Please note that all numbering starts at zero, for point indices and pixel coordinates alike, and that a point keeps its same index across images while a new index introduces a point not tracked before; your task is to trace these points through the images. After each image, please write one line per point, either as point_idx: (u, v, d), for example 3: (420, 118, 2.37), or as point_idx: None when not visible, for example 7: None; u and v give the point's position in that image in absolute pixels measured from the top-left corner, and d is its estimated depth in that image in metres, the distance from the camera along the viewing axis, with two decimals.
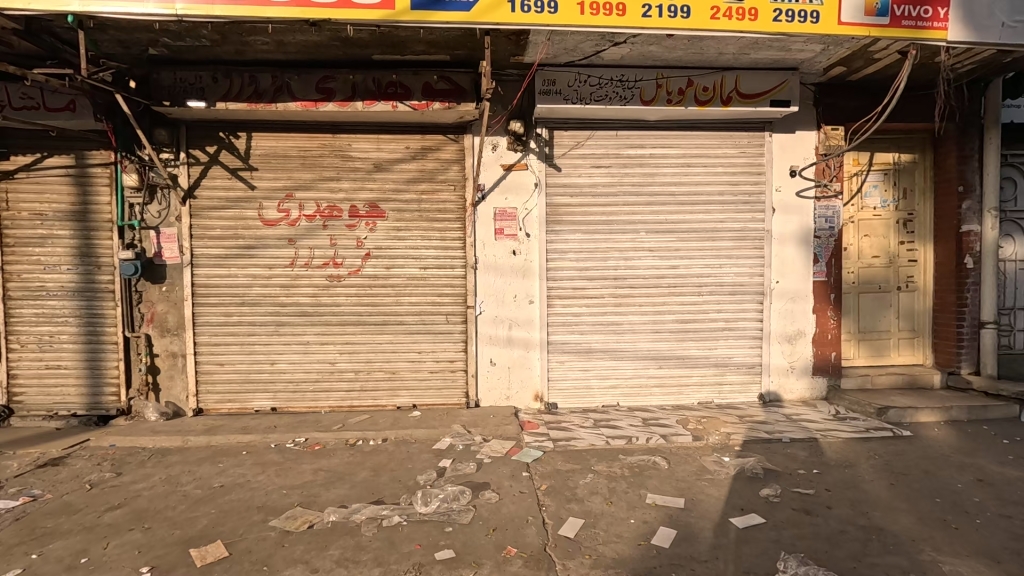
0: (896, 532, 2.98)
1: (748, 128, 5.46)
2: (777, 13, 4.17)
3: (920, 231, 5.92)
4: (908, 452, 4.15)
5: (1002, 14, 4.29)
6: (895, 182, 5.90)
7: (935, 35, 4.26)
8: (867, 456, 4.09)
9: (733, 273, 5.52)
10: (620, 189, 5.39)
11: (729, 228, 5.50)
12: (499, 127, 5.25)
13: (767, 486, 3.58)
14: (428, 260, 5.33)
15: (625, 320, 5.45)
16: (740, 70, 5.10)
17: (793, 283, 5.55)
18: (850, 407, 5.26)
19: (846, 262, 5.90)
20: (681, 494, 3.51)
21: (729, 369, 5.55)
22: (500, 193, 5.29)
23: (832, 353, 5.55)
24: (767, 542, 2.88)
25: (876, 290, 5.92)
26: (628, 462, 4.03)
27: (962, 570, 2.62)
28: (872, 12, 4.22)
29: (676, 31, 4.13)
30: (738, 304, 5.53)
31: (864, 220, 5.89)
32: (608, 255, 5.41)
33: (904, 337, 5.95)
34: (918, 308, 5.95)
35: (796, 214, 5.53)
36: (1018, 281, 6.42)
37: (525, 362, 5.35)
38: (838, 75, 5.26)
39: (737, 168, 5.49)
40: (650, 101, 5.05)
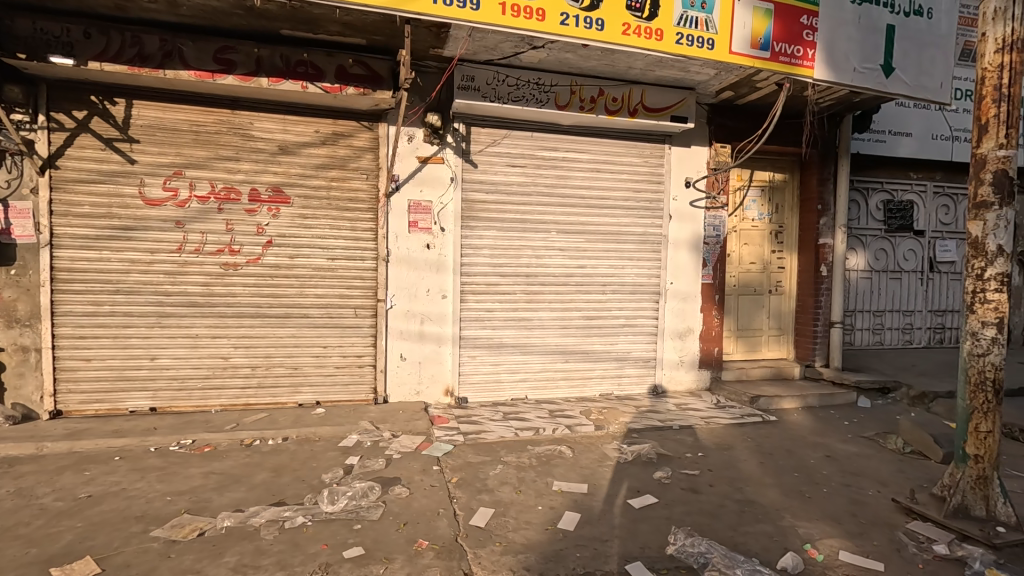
0: (764, 503, 3.41)
1: (650, 140, 5.90)
2: (679, 36, 4.55)
3: (788, 242, 6.77)
4: (774, 435, 4.76)
5: (854, 60, 5.06)
6: (770, 197, 6.69)
7: (804, 72, 4.90)
8: (742, 439, 4.63)
9: (634, 273, 5.93)
10: (534, 189, 5.56)
11: (631, 232, 5.90)
12: (415, 118, 5.17)
13: (659, 470, 3.91)
14: (337, 250, 5.10)
15: (535, 316, 5.63)
16: (646, 85, 5.49)
17: (685, 284, 6.09)
18: (729, 396, 5.90)
19: (729, 267, 6.58)
20: (585, 479, 3.73)
21: (628, 362, 5.97)
22: (415, 185, 5.21)
23: (715, 348, 6.17)
24: (660, 519, 3.16)
25: (752, 293, 6.68)
26: (536, 452, 4.19)
27: (814, 531, 3.06)
28: (756, 46, 4.75)
29: (591, 42, 4.34)
30: (638, 303, 5.96)
31: (744, 230, 6.61)
32: (521, 253, 5.55)
33: (773, 335, 6.78)
34: (785, 309, 6.81)
35: (689, 222, 6.07)
36: (859, 287, 7.60)
37: (436, 357, 5.33)
38: (727, 98, 5.85)
39: (640, 177, 5.90)
40: (564, 107, 5.24)
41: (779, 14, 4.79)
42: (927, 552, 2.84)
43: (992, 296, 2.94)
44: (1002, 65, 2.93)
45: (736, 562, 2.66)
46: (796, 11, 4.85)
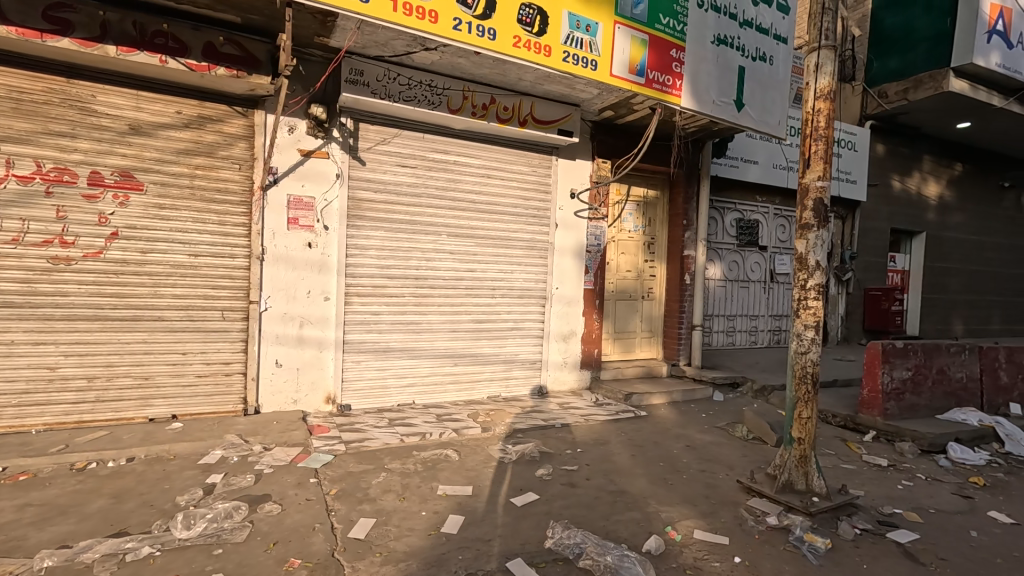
0: (633, 493, 3.69)
1: (538, 151, 6.15)
2: (565, 54, 4.81)
3: (659, 252, 7.45)
4: (644, 429, 5.20)
5: (713, 94, 5.73)
6: (644, 212, 7.31)
7: (673, 100, 5.45)
8: (616, 434, 4.99)
9: (522, 278, 6.13)
10: (425, 191, 5.49)
11: (519, 238, 6.09)
12: (297, 108, 4.85)
13: (541, 467, 4.07)
14: (201, 246, 4.59)
15: (423, 319, 5.55)
16: (535, 98, 5.71)
17: (569, 289, 6.42)
18: (606, 394, 6.32)
19: (608, 274, 7.06)
20: (470, 482, 3.76)
21: (516, 364, 6.13)
22: (295, 179, 4.88)
23: (595, 350, 6.57)
24: (540, 515, 3.29)
25: (628, 298, 7.24)
26: (422, 458, 4.14)
27: (674, 514, 3.39)
28: (633, 72, 5.18)
29: (483, 50, 4.41)
30: (525, 307, 6.16)
31: (622, 240, 7.14)
32: (410, 255, 5.45)
33: (645, 337, 7.40)
34: (655, 313, 7.48)
35: (573, 231, 6.41)
36: (716, 294, 8.60)
37: (317, 362, 5.03)
38: (608, 117, 6.31)
39: (529, 186, 6.12)
40: (457, 111, 5.27)
41: (653, 45, 5.27)
42: (762, 524, 3.28)
43: (813, 304, 3.49)
44: (821, 110, 3.49)
45: (607, 549, 2.82)
46: (668, 44, 5.37)
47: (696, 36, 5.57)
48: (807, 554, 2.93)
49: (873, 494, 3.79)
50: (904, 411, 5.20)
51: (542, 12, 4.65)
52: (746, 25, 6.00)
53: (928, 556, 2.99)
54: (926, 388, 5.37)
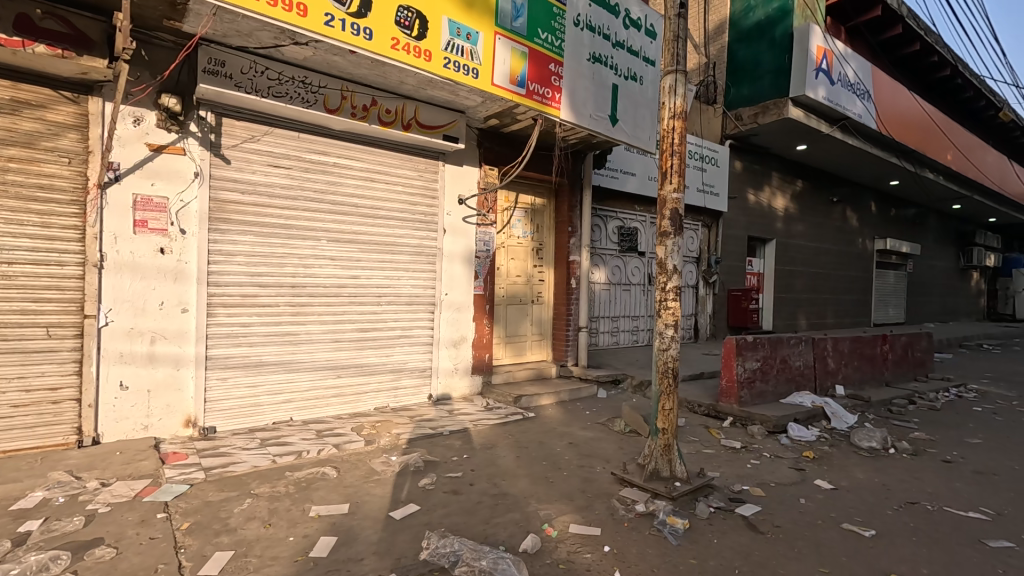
0: (515, 494, 3.76)
1: (424, 156, 6.08)
2: (446, 61, 4.82)
3: (547, 258, 7.72)
4: (531, 429, 5.34)
5: (589, 108, 6.09)
6: (532, 218, 7.54)
7: (552, 112, 5.70)
8: (504, 437, 5.06)
9: (410, 285, 6.01)
10: (301, 193, 5.17)
11: (406, 244, 5.97)
12: (144, 98, 4.32)
13: (425, 477, 3.99)
14: (17, 253, 3.91)
15: (302, 330, 5.21)
16: (419, 102, 5.65)
17: (458, 295, 6.40)
18: (497, 398, 6.40)
19: (499, 280, 7.16)
20: (347, 499, 3.58)
21: (404, 373, 5.98)
22: (143, 177, 4.33)
23: (486, 354, 6.63)
24: (419, 526, 3.22)
25: (518, 302, 7.40)
26: (295, 478, 3.86)
27: (551, 511, 3.50)
28: (514, 82, 5.33)
29: (359, 49, 4.27)
30: (413, 314, 6.04)
31: (511, 246, 7.29)
32: (285, 261, 5.09)
33: (536, 339, 7.62)
34: (545, 317, 7.73)
35: (461, 236, 6.42)
36: (601, 297, 9.12)
37: (173, 382, 4.49)
38: (493, 125, 6.43)
39: (415, 191, 6.03)
40: (335, 111, 5.05)
41: (533, 57, 5.48)
42: (631, 512, 3.50)
43: (672, 305, 3.81)
44: (675, 128, 3.84)
45: (483, 553, 2.82)
46: (546, 58, 5.60)
47: (573, 52, 5.88)
48: (668, 536, 3.18)
49: (727, 474, 4.22)
50: (755, 397, 5.88)
51: (421, 16, 4.60)
52: (618, 46, 6.46)
53: (767, 525, 3.38)
54: (772, 376, 6.11)
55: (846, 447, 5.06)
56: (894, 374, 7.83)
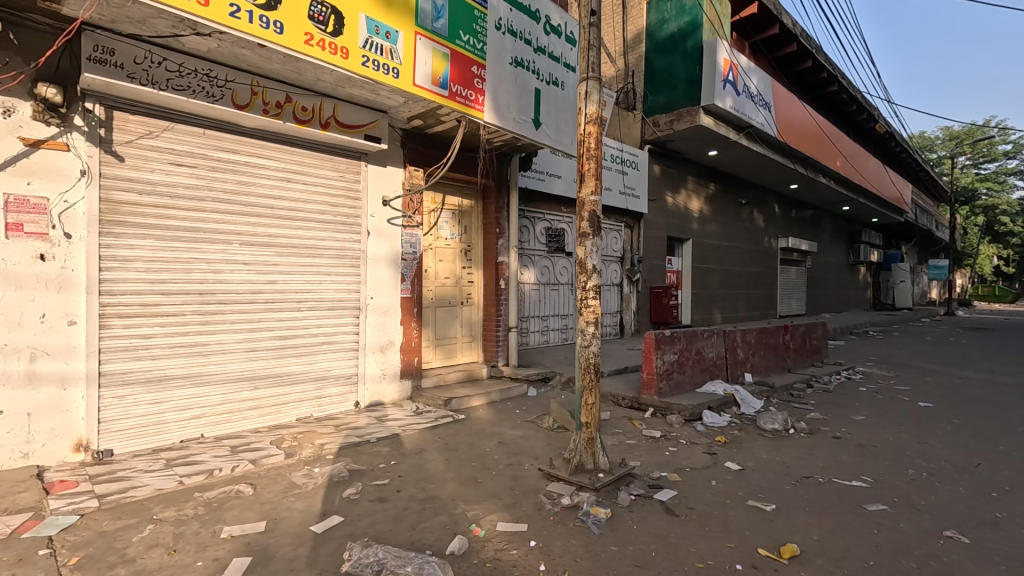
0: (443, 497, 3.74)
1: (345, 155, 5.90)
2: (364, 58, 4.70)
3: (475, 259, 7.75)
4: (461, 431, 5.34)
5: (512, 111, 6.19)
6: (459, 220, 7.53)
7: (476, 114, 5.73)
8: (433, 441, 5.02)
9: (333, 289, 5.80)
10: (209, 193, 4.84)
11: (328, 247, 5.76)
12: (15, 86, 3.85)
13: (349, 487, 3.87)
14: None
15: (212, 340, 4.87)
16: (338, 100, 5.50)
17: (384, 299, 6.26)
18: (427, 402, 6.33)
19: (427, 282, 7.07)
20: (263, 516, 3.39)
21: (328, 381, 5.76)
22: (17, 175, 3.87)
23: (415, 358, 6.53)
24: (342, 538, 3.12)
25: (447, 304, 7.35)
26: (205, 499, 3.61)
27: (478, 511, 3.52)
28: (436, 83, 5.31)
29: (269, 43, 4.07)
30: (337, 319, 5.83)
31: (439, 248, 7.23)
32: (192, 267, 4.75)
33: (466, 341, 7.61)
34: (475, 318, 7.74)
35: (386, 239, 6.28)
36: (530, 297, 9.29)
37: (60, 404, 4.04)
38: (417, 126, 6.37)
39: (337, 192, 5.84)
40: (244, 107, 4.78)
41: (455, 59, 5.48)
42: (557, 506, 3.59)
43: (592, 303, 3.95)
44: (591, 133, 3.98)
45: (408, 559, 2.78)
46: (468, 60, 5.62)
47: (495, 56, 5.96)
48: (591, 526, 3.29)
49: (647, 462, 4.44)
50: (673, 388, 6.24)
51: (336, 11, 4.46)
52: (539, 51, 6.65)
53: (681, 507, 3.59)
54: (688, 367, 6.51)
55: (753, 430, 5.48)
56: (795, 361, 8.60)
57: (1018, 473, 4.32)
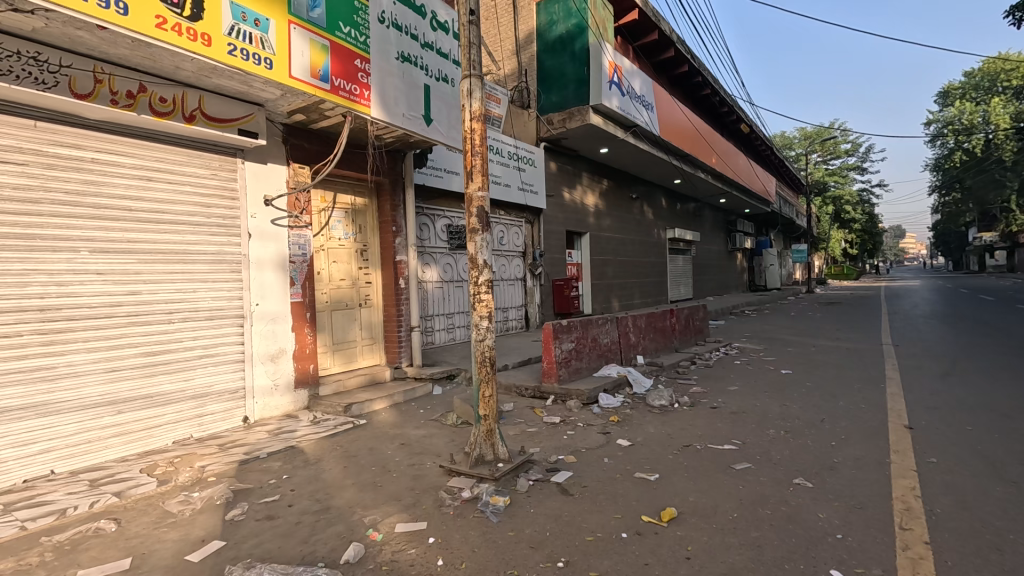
0: (339, 506, 3.61)
1: (217, 152, 5.43)
2: (230, 47, 4.36)
3: (372, 259, 7.52)
4: (361, 437, 5.18)
5: (401, 108, 6.09)
6: (353, 219, 7.26)
7: (361, 109, 5.56)
8: (331, 449, 4.82)
9: (209, 297, 5.32)
10: (46, 195, 4.22)
11: (203, 251, 5.28)
12: None
13: (233, 508, 3.59)
14: None
15: (60, 362, 4.24)
16: (203, 91, 5.08)
17: (272, 305, 5.86)
18: (325, 410, 6.05)
19: (320, 285, 6.73)
20: (129, 552, 3.05)
21: (210, 398, 5.28)
22: None
23: (310, 365, 6.23)
24: (224, 563, 2.90)
25: (344, 308, 7.06)
26: (55, 543, 3.16)
27: (376, 515, 3.44)
28: (315, 76, 5.06)
29: (111, 25, 3.62)
30: (217, 330, 5.36)
31: (332, 249, 6.92)
32: (28, 280, 4.11)
33: (366, 344, 7.38)
34: (375, 320, 7.52)
35: (271, 241, 5.89)
36: (433, 296, 9.21)
37: None
38: (299, 120, 6.04)
39: (209, 191, 5.36)
40: (87, 96, 4.24)
41: (335, 52, 5.27)
42: (457, 499, 3.62)
43: (485, 297, 4.01)
44: (476, 130, 4.03)
45: None
46: (350, 53, 5.43)
47: (379, 49, 5.82)
48: (490, 515, 3.36)
49: (545, 447, 4.62)
50: (572, 375, 6.53)
51: None
52: (426, 47, 6.61)
53: (575, 486, 3.78)
54: (585, 354, 6.84)
55: (643, 407, 5.91)
56: (681, 341, 9.38)
57: (852, 423, 5.09)
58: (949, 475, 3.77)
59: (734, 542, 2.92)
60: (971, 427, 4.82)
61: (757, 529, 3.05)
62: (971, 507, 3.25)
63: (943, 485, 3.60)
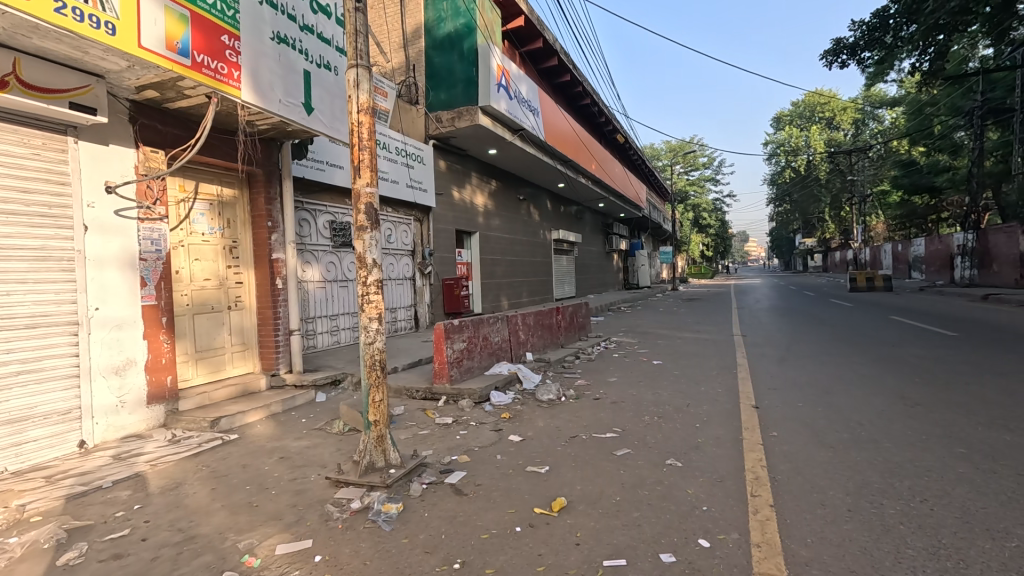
0: (206, 533, 3.22)
1: (40, 127, 4.54)
2: (58, 4, 3.67)
3: (243, 257, 6.82)
4: (231, 454, 4.67)
5: (278, 93, 5.63)
6: (219, 212, 6.53)
7: (230, 91, 5.02)
8: (194, 471, 4.28)
9: (30, 302, 4.41)
10: None
11: (20, 246, 4.37)
12: None
13: (66, 551, 3.03)
14: None
15: None
16: (20, 53, 4.20)
17: (116, 310, 5.04)
18: (186, 427, 5.36)
19: (179, 285, 5.95)
20: None
21: (31, 422, 4.39)
22: None
23: (167, 377, 5.47)
24: None
25: (209, 311, 6.32)
26: None
27: (252, 539, 3.13)
28: (172, 49, 4.46)
29: None
30: (43, 340, 4.47)
31: (194, 245, 6.16)
32: None
33: (237, 351, 6.68)
34: (247, 324, 6.84)
35: (115, 236, 5.07)
36: (315, 296, 8.64)
37: None
38: (151, 98, 5.28)
39: (29, 174, 4.45)
40: None
41: (197, 24, 4.69)
42: (346, 512, 3.42)
43: (374, 298, 3.84)
44: (363, 123, 3.84)
45: None
46: (215, 28, 4.88)
47: (250, 27, 5.29)
48: (382, 524, 3.23)
49: (438, 449, 4.56)
50: (463, 374, 6.53)
51: None
52: (305, 29, 6.16)
53: (469, 486, 3.79)
54: (476, 353, 6.89)
55: (532, 403, 6.11)
56: (566, 337, 9.88)
57: (712, 406, 5.74)
58: (786, 445, 4.42)
59: (617, 524, 3.13)
60: (801, 403, 5.70)
61: (637, 509, 3.31)
62: (803, 471, 3.84)
63: (782, 454, 4.21)
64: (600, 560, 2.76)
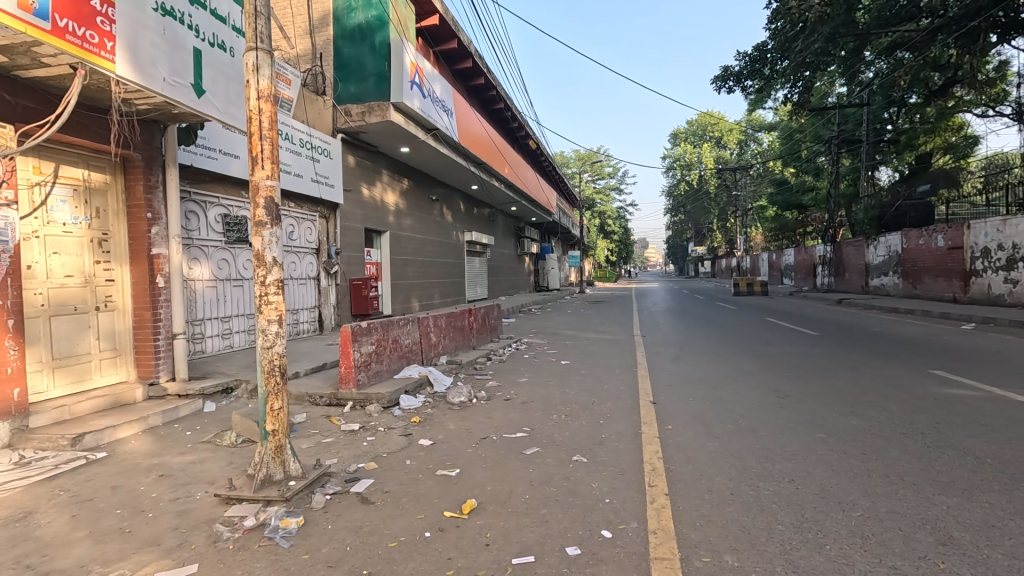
0: (64, 568, 2.81)
1: None
2: None
3: (116, 252, 6.04)
4: (98, 475, 4.11)
5: (162, 70, 5.07)
6: (86, 200, 5.74)
7: (102, 63, 4.43)
8: (50, 497, 3.72)
9: None
10: None
11: None
12: None
13: None
14: None
15: None
16: None
17: None
18: (39, 446, 4.63)
19: (30, 283, 5.14)
20: None
21: None
22: None
23: (14, 390, 4.69)
24: None
25: (71, 313, 5.52)
26: None
27: (123, 570, 2.78)
28: (27, 9, 3.84)
29: None
30: None
31: (51, 237, 5.36)
32: None
33: (106, 358, 5.89)
34: (119, 327, 6.05)
35: None
36: (203, 296, 7.89)
37: None
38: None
39: None
40: None
41: None
42: (238, 530, 3.16)
43: (274, 299, 3.59)
44: (264, 111, 3.58)
45: None
46: None
47: None
48: (280, 541, 3.02)
49: (343, 457, 4.36)
50: (371, 378, 6.31)
51: None
52: (197, 3, 5.62)
53: (376, 493, 3.67)
54: (385, 356, 6.68)
55: (443, 405, 6.05)
56: (478, 339, 9.91)
57: (615, 402, 6.07)
58: (679, 437, 4.79)
59: (526, 521, 3.20)
60: (692, 398, 6.20)
61: (545, 506, 3.41)
62: (693, 461, 4.18)
63: (676, 446, 4.55)
64: (510, 558, 2.80)
